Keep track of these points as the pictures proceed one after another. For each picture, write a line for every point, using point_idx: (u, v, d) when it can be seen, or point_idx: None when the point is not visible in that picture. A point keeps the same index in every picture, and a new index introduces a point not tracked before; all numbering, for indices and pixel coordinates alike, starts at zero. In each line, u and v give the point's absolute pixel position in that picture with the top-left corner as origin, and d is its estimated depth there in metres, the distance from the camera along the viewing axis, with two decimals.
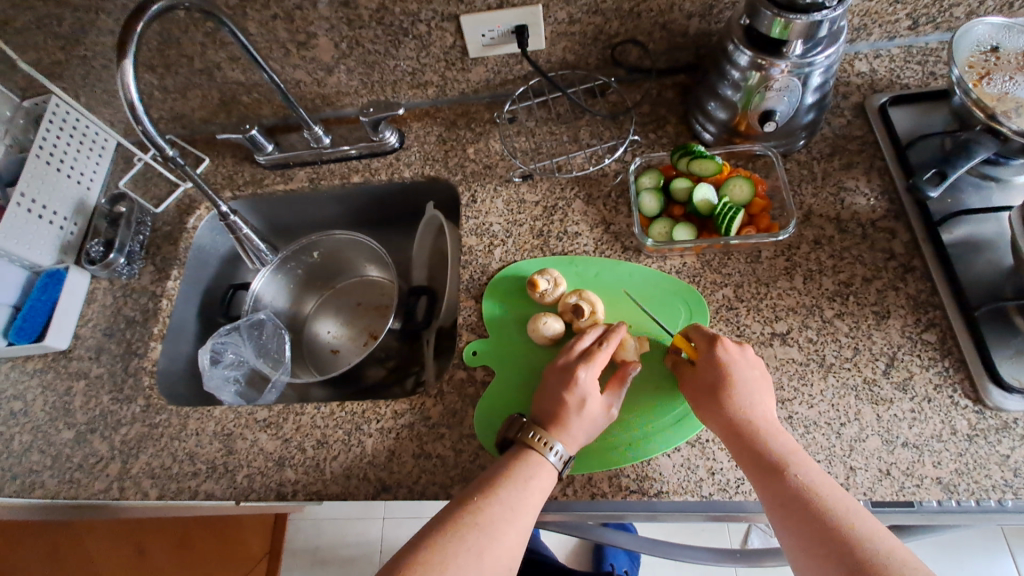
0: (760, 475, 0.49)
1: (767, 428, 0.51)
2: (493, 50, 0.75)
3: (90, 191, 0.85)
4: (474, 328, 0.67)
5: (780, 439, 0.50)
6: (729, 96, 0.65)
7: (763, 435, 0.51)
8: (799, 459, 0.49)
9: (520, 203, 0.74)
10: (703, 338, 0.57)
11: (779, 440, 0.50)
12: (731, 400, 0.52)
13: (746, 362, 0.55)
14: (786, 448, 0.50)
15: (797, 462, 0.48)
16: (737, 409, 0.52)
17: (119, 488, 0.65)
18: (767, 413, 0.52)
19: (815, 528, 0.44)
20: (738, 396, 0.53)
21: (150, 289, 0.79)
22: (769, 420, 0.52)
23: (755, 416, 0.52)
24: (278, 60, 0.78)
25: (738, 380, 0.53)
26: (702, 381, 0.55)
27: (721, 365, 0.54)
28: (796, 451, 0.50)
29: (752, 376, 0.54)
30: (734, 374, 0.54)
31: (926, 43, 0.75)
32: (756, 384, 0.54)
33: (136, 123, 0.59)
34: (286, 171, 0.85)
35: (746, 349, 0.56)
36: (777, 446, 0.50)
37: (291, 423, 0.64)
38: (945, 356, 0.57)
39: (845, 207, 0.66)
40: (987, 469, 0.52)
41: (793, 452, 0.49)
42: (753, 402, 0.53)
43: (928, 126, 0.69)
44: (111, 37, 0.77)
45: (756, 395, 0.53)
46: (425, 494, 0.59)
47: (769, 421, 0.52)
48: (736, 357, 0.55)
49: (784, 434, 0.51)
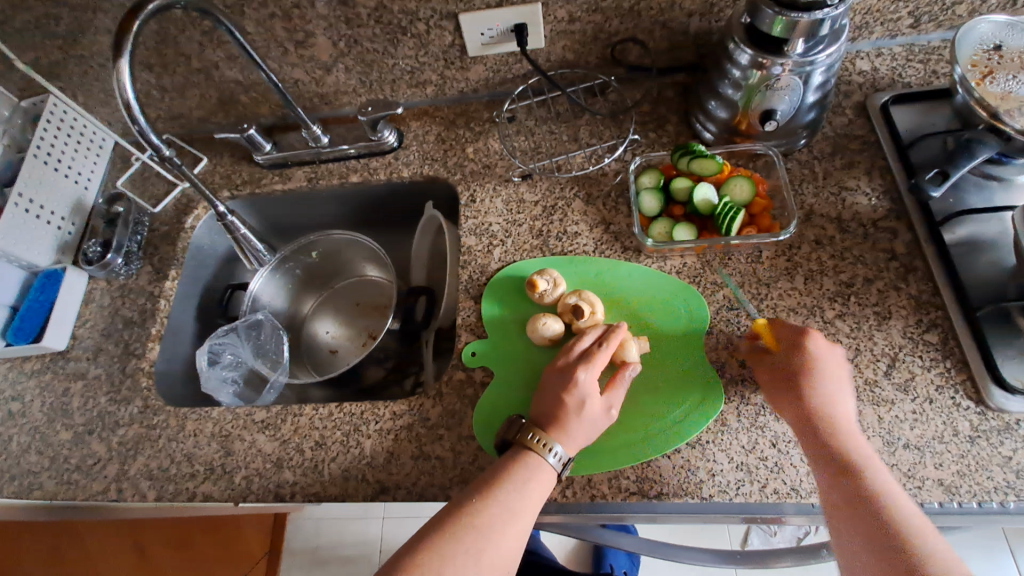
0: (828, 466, 0.50)
1: (844, 423, 0.52)
2: (492, 48, 0.75)
3: (88, 191, 0.84)
4: (473, 329, 0.67)
5: (853, 435, 0.51)
6: (730, 95, 0.65)
7: (838, 430, 0.52)
8: (869, 459, 0.50)
9: (520, 202, 0.73)
10: (793, 329, 0.57)
11: (853, 437, 0.51)
12: (810, 395, 0.53)
13: (834, 359, 0.55)
14: (857, 444, 0.51)
15: (868, 461, 0.50)
16: (816, 403, 0.53)
17: (118, 489, 0.64)
18: (845, 410, 0.53)
19: (873, 525, 0.47)
20: (820, 390, 0.53)
21: (148, 289, 0.79)
22: (845, 417, 0.53)
23: (834, 411, 0.53)
24: (276, 60, 0.78)
25: (823, 375, 0.54)
26: (784, 370, 0.56)
27: (808, 359, 0.55)
28: (866, 449, 0.51)
29: (837, 374, 0.54)
30: (821, 370, 0.54)
31: (928, 41, 0.74)
32: (838, 383, 0.54)
33: (132, 123, 0.58)
34: (285, 170, 0.85)
35: (836, 347, 0.56)
36: (850, 442, 0.51)
37: (290, 424, 0.64)
38: (947, 357, 0.57)
39: (847, 207, 0.66)
40: (989, 471, 0.52)
41: (865, 451, 0.51)
42: (833, 398, 0.53)
43: (930, 125, 0.69)
44: (108, 36, 0.76)
45: (837, 392, 0.54)
46: (424, 496, 0.58)
47: (845, 417, 0.53)
48: (826, 353, 0.55)
49: (857, 431, 0.52)
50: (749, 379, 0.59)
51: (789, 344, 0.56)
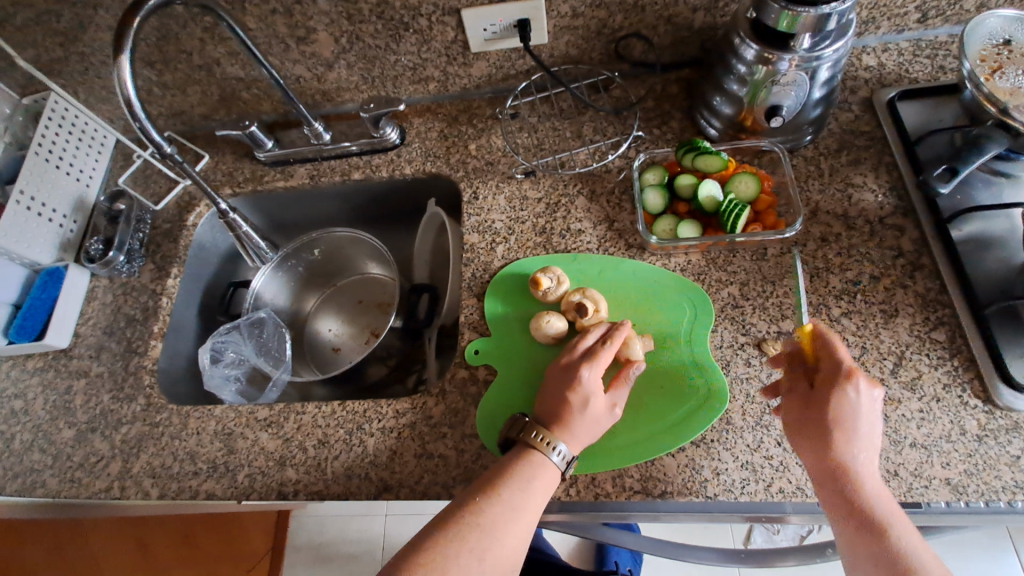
0: (852, 529, 0.47)
1: (872, 479, 0.48)
2: (495, 44, 0.74)
3: (89, 188, 0.84)
4: (476, 327, 0.67)
5: (881, 494, 0.48)
6: (735, 91, 0.64)
7: (867, 490, 0.47)
8: (898, 521, 0.46)
9: (523, 199, 0.73)
10: (828, 370, 0.51)
11: (882, 497, 0.47)
12: (839, 447, 0.48)
13: (871, 408, 0.49)
14: (887, 505, 0.47)
15: (897, 527, 0.46)
16: (845, 459, 0.48)
17: (121, 487, 0.64)
18: (875, 464, 0.49)
19: None
20: (850, 444, 0.48)
21: (150, 287, 0.78)
22: (875, 475, 0.48)
23: (863, 468, 0.48)
24: (278, 56, 0.78)
25: (856, 428, 0.49)
26: (813, 417, 0.50)
27: (840, 411, 0.49)
28: (896, 510, 0.47)
29: (872, 425, 0.49)
30: (855, 422, 0.49)
31: (936, 36, 0.73)
32: (871, 434, 0.49)
33: (133, 120, 0.58)
34: (287, 168, 0.84)
35: (878, 392, 0.50)
36: (879, 505, 0.47)
37: (293, 422, 0.64)
38: (955, 355, 0.56)
39: (853, 204, 0.65)
40: (997, 470, 0.51)
41: (894, 513, 0.47)
42: (864, 452, 0.48)
43: (937, 121, 0.68)
44: (109, 33, 0.76)
45: (869, 445, 0.49)
46: (427, 494, 0.58)
47: (875, 473, 0.48)
48: (863, 402, 0.49)
49: (884, 485, 0.48)
50: (754, 376, 0.58)
51: (822, 389, 0.51)
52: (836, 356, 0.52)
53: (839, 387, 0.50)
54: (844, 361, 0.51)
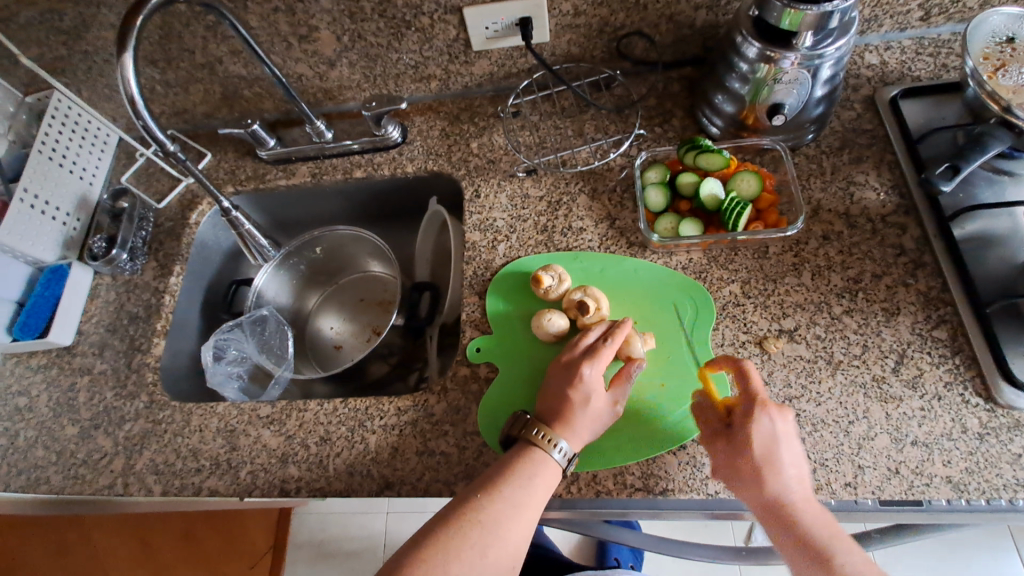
0: (802, 559, 0.48)
1: (805, 505, 0.49)
2: (497, 42, 0.74)
3: (92, 186, 0.84)
4: (478, 325, 0.67)
5: (818, 518, 0.49)
6: (737, 89, 0.64)
7: (806, 518, 0.49)
8: (839, 542, 0.48)
9: (525, 198, 0.73)
10: (743, 403, 0.53)
11: (820, 521, 0.49)
12: (768, 484, 0.49)
13: (787, 434, 0.51)
14: (828, 527, 0.48)
15: (841, 547, 0.47)
16: (778, 493, 0.49)
17: (124, 484, 0.65)
18: (804, 489, 0.50)
19: None
20: (779, 476, 0.50)
21: (153, 284, 0.79)
22: (808, 498, 0.50)
23: (796, 495, 0.49)
24: (280, 54, 0.78)
25: (780, 458, 0.50)
26: (737, 458, 0.51)
27: (763, 446, 0.50)
28: (835, 527, 0.49)
29: (793, 450, 0.51)
30: (776, 455, 0.50)
31: (938, 34, 0.73)
32: (795, 460, 0.51)
33: (136, 118, 0.58)
34: (289, 166, 0.84)
35: (787, 417, 0.52)
36: (821, 530, 0.48)
37: (295, 419, 0.64)
38: (956, 353, 0.56)
39: (855, 202, 0.65)
40: (998, 468, 0.51)
41: (835, 532, 0.48)
42: (793, 480, 0.50)
43: (940, 119, 0.68)
44: (111, 31, 0.76)
45: (796, 471, 0.50)
46: (429, 491, 0.58)
47: (807, 498, 0.50)
48: (778, 430, 0.51)
49: (817, 507, 0.50)
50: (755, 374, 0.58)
51: (740, 423, 0.52)
52: (748, 386, 0.53)
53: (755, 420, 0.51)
54: (754, 394, 0.53)
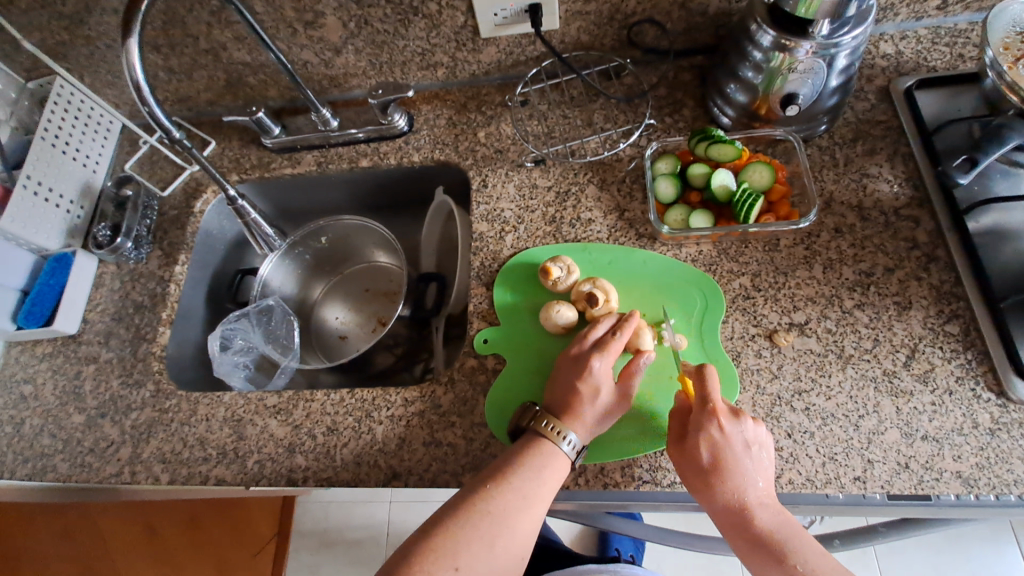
0: (755, 558, 0.48)
1: (763, 508, 0.49)
2: (505, 29, 0.73)
3: (95, 174, 0.84)
4: (485, 316, 0.66)
5: (775, 518, 0.49)
6: (751, 78, 0.63)
7: (762, 520, 0.49)
8: (799, 543, 0.48)
9: (532, 188, 0.72)
10: (698, 409, 0.52)
11: (779, 521, 0.49)
12: (721, 489, 0.50)
13: (743, 440, 0.51)
14: (783, 527, 0.48)
15: (796, 547, 0.47)
16: (733, 498, 0.49)
17: (131, 472, 0.65)
18: (764, 491, 0.50)
19: None
20: (732, 482, 0.50)
21: (157, 273, 0.78)
22: (770, 501, 0.50)
23: (750, 499, 0.49)
24: (285, 40, 0.77)
25: (733, 464, 0.50)
26: (693, 464, 0.51)
27: (714, 451, 0.50)
28: (791, 525, 0.48)
29: (750, 455, 0.50)
30: (729, 459, 0.50)
31: (955, 24, 0.72)
32: (752, 465, 0.50)
33: (142, 103, 0.58)
34: (294, 154, 0.84)
35: (745, 422, 0.51)
36: (778, 532, 0.48)
37: (302, 409, 0.64)
38: (969, 348, 0.56)
39: (868, 194, 0.65)
40: (1009, 464, 0.51)
41: (793, 533, 0.48)
42: (748, 484, 0.50)
43: (955, 110, 0.67)
44: (115, 16, 0.75)
45: (752, 475, 0.50)
46: (436, 482, 0.58)
47: (768, 500, 0.50)
48: (731, 437, 0.50)
49: (776, 511, 0.49)
50: (765, 368, 0.58)
51: (692, 431, 0.52)
52: (705, 393, 0.52)
53: (707, 426, 0.51)
54: (711, 400, 0.52)
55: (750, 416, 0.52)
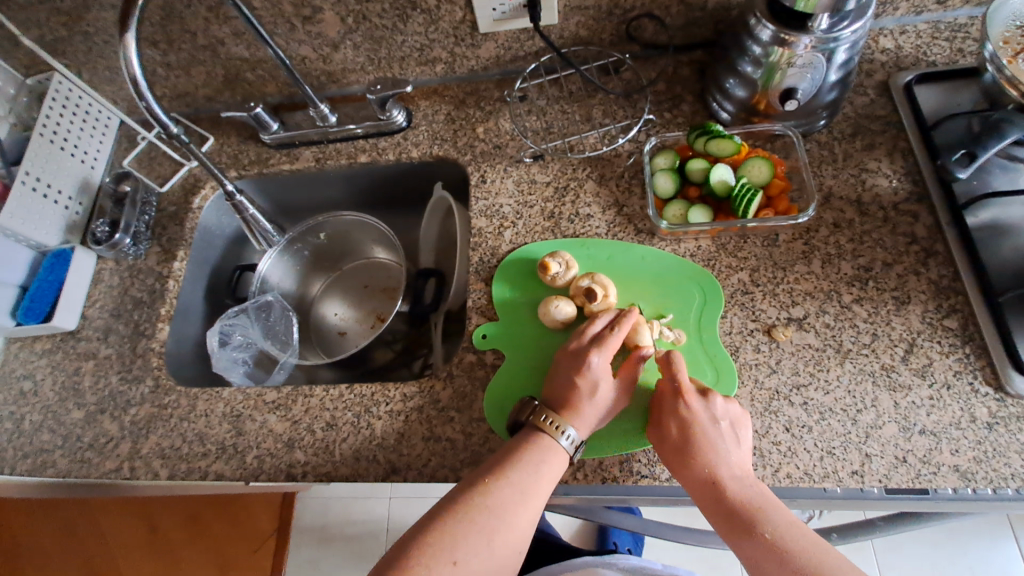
0: (730, 531, 0.48)
1: (734, 480, 0.49)
2: (504, 24, 0.73)
3: (94, 170, 0.84)
4: (484, 312, 0.66)
5: (745, 488, 0.49)
6: (750, 73, 0.63)
7: (732, 492, 0.49)
8: (769, 511, 0.47)
9: (531, 183, 0.72)
10: (669, 390, 0.54)
11: (750, 492, 0.49)
12: (692, 463, 0.51)
13: (713, 416, 0.52)
14: (756, 499, 0.48)
15: (767, 515, 0.47)
16: (704, 472, 0.50)
17: (130, 468, 0.65)
18: (735, 465, 0.50)
19: None
20: (702, 455, 0.50)
21: (156, 269, 0.78)
22: (743, 475, 0.50)
23: (721, 472, 0.50)
24: (284, 36, 0.76)
25: (701, 439, 0.51)
26: (666, 442, 0.52)
27: (683, 426, 0.52)
28: (764, 497, 0.48)
29: (719, 429, 0.51)
30: (697, 433, 0.51)
31: (955, 18, 0.72)
32: (722, 438, 0.51)
33: (139, 98, 0.58)
34: (292, 150, 0.83)
35: (714, 399, 0.53)
36: (748, 502, 0.48)
37: (301, 404, 0.64)
38: (967, 342, 0.56)
39: (867, 189, 0.65)
40: (1007, 458, 0.51)
41: (764, 503, 0.48)
42: (719, 458, 0.50)
43: (955, 105, 0.67)
44: (112, 11, 0.75)
45: (723, 449, 0.50)
46: (435, 477, 0.58)
47: (741, 473, 0.50)
48: (699, 413, 0.52)
49: (747, 484, 0.49)
50: (763, 363, 0.58)
51: (665, 410, 0.54)
52: (672, 373, 0.55)
53: (675, 404, 0.53)
54: (678, 379, 0.54)
55: (722, 395, 0.53)
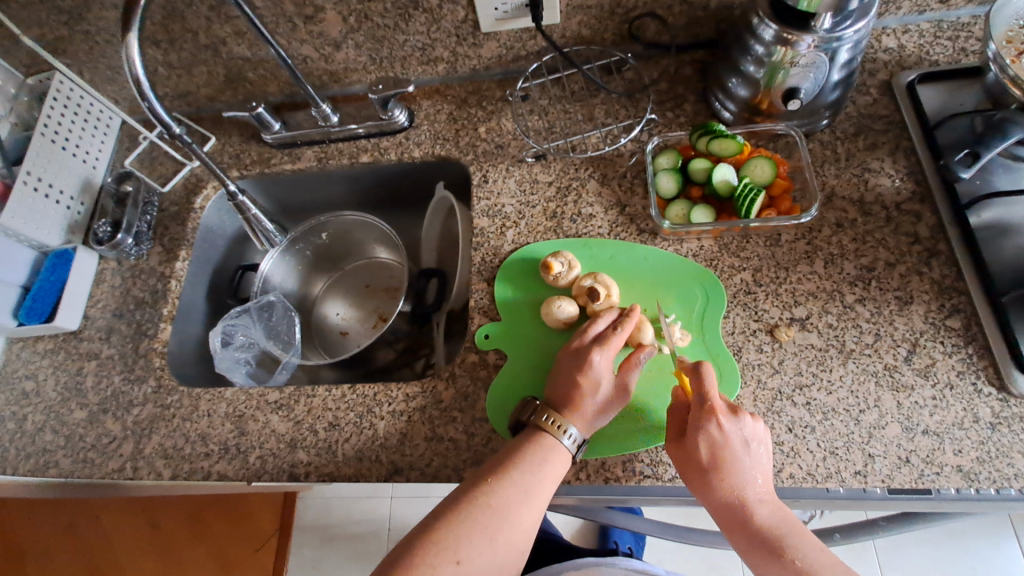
0: (755, 553, 0.50)
1: (762, 505, 0.50)
2: (506, 24, 0.73)
3: (96, 170, 0.84)
4: (486, 312, 0.66)
5: (773, 513, 0.49)
6: (752, 72, 0.63)
7: (761, 518, 0.49)
8: (797, 538, 0.49)
9: (533, 183, 0.72)
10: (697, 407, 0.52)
11: (778, 517, 0.49)
12: (720, 487, 0.50)
13: (742, 437, 0.51)
14: (782, 523, 0.49)
15: (795, 543, 0.48)
16: (733, 496, 0.50)
17: (133, 468, 0.65)
18: (762, 488, 0.50)
19: None
20: (732, 480, 0.50)
21: (158, 269, 0.78)
22: (768, 498, 0.50)
23: (749, 496, 0.50)
24: (285, 35, 0.76)
25: (732, 463, 0.50)
26: (692, 463, 0.51)
27: (713, 449, 0.50)
28: (790, 521, 0.49)
29: (749, 453, 0.50)
30: (728, 458, 0.50)
31: (958, 17, 0.72)
32: (751, 462, 0.50)
33: (142, 98, 0.58)
34: (294, 150, 0.83)
35: (743, 419, 0.51)
36: (778, 529, 0.49)
37: (303, 405, 0.64)
38: (970, 342, 0.56)
39: (870, 189, 0.64)
40: (1009, 458, 0.51)
41: (792, 529, 0.49)
42: (747, 482, 0.50)
43: (958, 104, 0.66)
44: (114, 11, 0.75)
45: (751, 473, 0.50)
46: (437, 477, 0.58)
47: (767, 497, 0.50)
48: (731, 436, 0.50)
49: (774, 508, 0.50)
50: (766, 363, 0.58)
51: (691, 428, 0.52)
52: (702, 388, 0.52)
53: (705, 423, 0.51)
54: (710, 398, 0.52)
55: (748, 412, 0.52)
